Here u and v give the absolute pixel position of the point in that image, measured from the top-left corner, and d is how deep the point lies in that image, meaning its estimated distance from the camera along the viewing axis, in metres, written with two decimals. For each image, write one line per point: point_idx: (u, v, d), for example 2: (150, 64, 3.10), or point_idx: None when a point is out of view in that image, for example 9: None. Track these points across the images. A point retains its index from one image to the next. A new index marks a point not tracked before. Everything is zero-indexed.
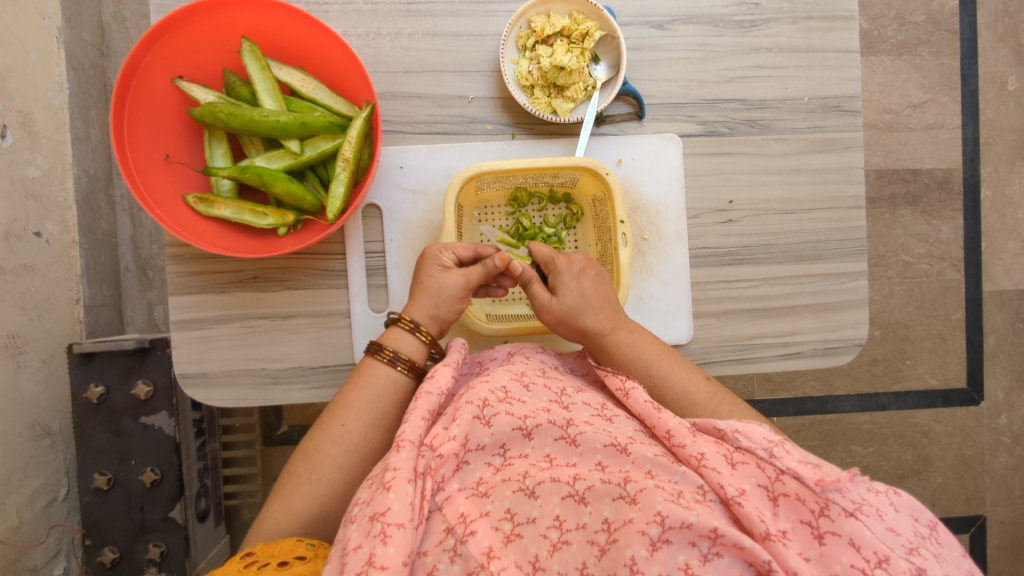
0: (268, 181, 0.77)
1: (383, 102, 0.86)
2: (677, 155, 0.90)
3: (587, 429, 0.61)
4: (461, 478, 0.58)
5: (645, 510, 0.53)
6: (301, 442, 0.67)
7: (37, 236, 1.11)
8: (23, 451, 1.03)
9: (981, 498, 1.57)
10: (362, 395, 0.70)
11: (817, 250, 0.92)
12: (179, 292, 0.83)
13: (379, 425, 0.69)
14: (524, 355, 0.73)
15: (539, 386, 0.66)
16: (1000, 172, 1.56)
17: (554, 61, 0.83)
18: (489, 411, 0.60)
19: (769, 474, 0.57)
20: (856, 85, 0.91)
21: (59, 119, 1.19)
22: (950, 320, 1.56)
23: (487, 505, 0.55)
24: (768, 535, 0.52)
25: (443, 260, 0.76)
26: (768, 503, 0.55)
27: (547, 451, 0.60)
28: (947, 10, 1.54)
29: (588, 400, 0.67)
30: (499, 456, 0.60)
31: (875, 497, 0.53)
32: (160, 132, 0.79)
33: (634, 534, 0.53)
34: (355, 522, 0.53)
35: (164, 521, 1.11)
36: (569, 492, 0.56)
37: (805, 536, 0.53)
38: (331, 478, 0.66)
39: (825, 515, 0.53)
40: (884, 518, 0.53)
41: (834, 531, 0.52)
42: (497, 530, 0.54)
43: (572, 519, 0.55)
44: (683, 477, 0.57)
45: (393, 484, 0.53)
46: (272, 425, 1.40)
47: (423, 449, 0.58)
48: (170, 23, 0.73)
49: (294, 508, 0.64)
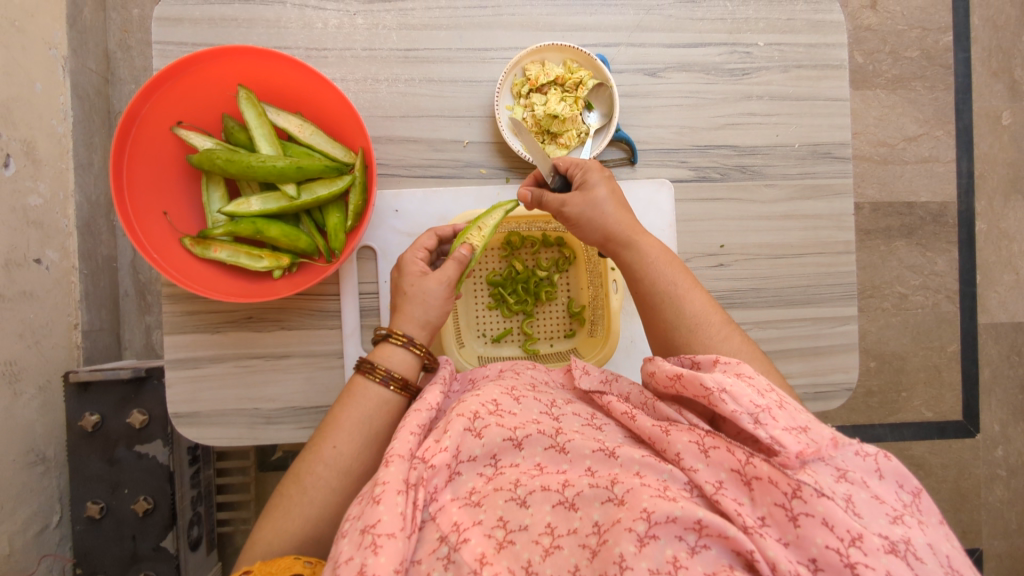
0: (262, 227, 0.79)
1: (379, 146, 0.88)
2: (669, 202, 0.91)
3: (576, 436, 0.62)
4: (453, 488, 0.59)
5: (632, 508, 0.54)
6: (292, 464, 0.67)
7: (37, 263, 1.12)
8: (18, 479, 1.03)
9: (977, 532, 1.57)
10: (353, 415, 0.69)
11: (807, 294, 0.93)
12: (174, 332, 0.84)
13: (372, 444, 0.69)
14: (515, 371, 0.73)
15: (529, 398, 0.67)
16: (995, 206, 1.58)
17: (547, 110, 0.85)
18: (480, 423, 0.61)
19: (740, 456, 0.54)
20: (846, 132, 0.93)
21: (62, 147, 1.21)
22: (946, 352, 1.56)
23: (480, 514, 0.57)
24: (748, 527, 0.51)
25: (417, 265, 0.76)
26: (744, 491, 0.53)
27: (538, 460, 0.61)
28: (941, 45, 1.56)
29: (578, 410, 0.67)
30: (491, 467, 0.61)
31: (859, 463, 0.51)
32: (158, 179, 0.80)
33: (622, 531, 0.53)
34: (346, 536, 0.54)
35: (155, 551, 1.11)
36: (559, 500, 0.57)
37: (781, 520, 0.50)
38: (323, 500, 0.66)
39: (797, 496, 0.49)
40: (868, 487, 0.50)
41: (807, 511, 0.49)
42: (490, 537, 0.55)
43: (563, 525, 0.56)
44: (670, 475, 0.56)
45: (382, 497, 0.54)
46: (266, 452, 1.41)
47: (416, 461, 0.58)
48: (170, 73, 0.75)
49: (286, 530, 0.64)
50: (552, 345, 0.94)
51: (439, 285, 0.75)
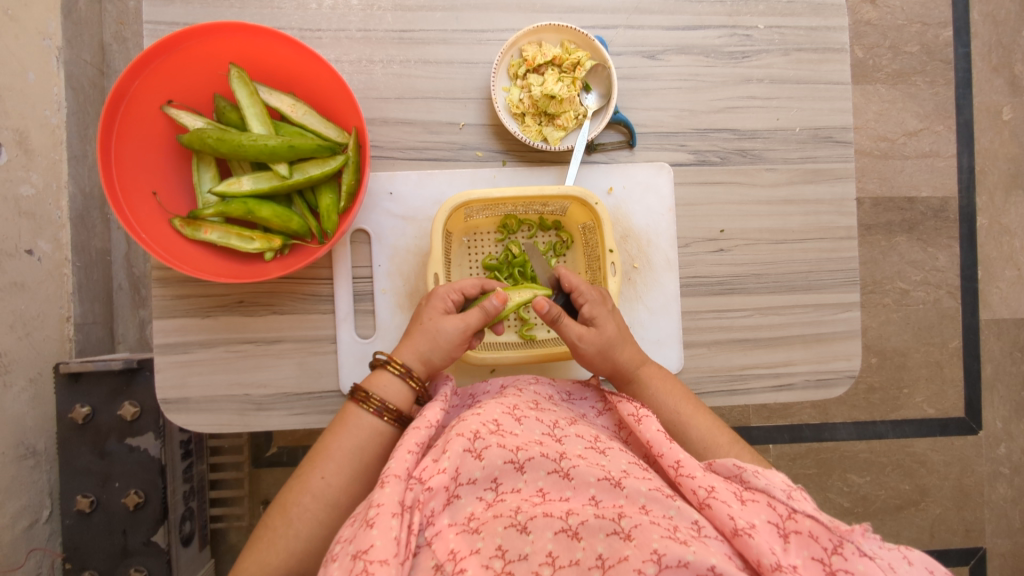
0: (254, 208, 0.78)
1: (374, 128, 0.86)
2: (668, 185, 0.90)
3: (581, 463, 0.64)
4: (451, 512, 0.60)
5: (641, 547, 0.56)
6: (279, 495, 0.66)
7: (29, 254, 1.11)
8: (6, 472, 1.01)
9: (981, 530, 1.55)
10: (344, 446, 0.69)
11: (808, 280, 0.91)
12: (163, 316, 0.83)
13: (361, 476, 0.69)
14: (517, 388, 0.76)
15: (531, 419, 0.69)
16: (996, 201, 1.56)
17: (544, 90, 0.83)
18: (481, 444, 0.63)
19: (781, 512, 0.60)
20: (847, 116, 0.91)
21: (56, 138, 1.19)
22: (947, 348, 1.55)
23: (478, 542, 0.57)
24: (778, 565, 0.55)
25: (444, 304, 0.76)
26: (778, 539, 0.58)
27: (540, 485, 0.63)
28: (941, 40, 1.55)
29: (580, 433, 0.70)
30: (490, 491, 0.62)
31: (887, 552, 0.56)
32: (148, 158, 0.79)
33: (630, 571, 0.55)
34: (337, 560, 0.55)
35: (146, 545, 1.09)
36: (563, 527, 0.59)
37: (816, 572, 0.57)
38: (308, 533, 0.65)
39: (838, 553, 0.57)
40: (897, 572, 0.56)
41: (846, 568, 0.56)
42: (487, 568, 0.55)
43: (566, 555, 0.57)
44: (677, 512, 0.61)
45: (376, 520, 0.55)
46: (261, 447, 1.40)
47: (412, 482, 0.59)
48: (160, 49, 0.74)
49: (268, 564, 0.63)
50: (549, 331, 0.92)
51: (456, 328, 0.75)
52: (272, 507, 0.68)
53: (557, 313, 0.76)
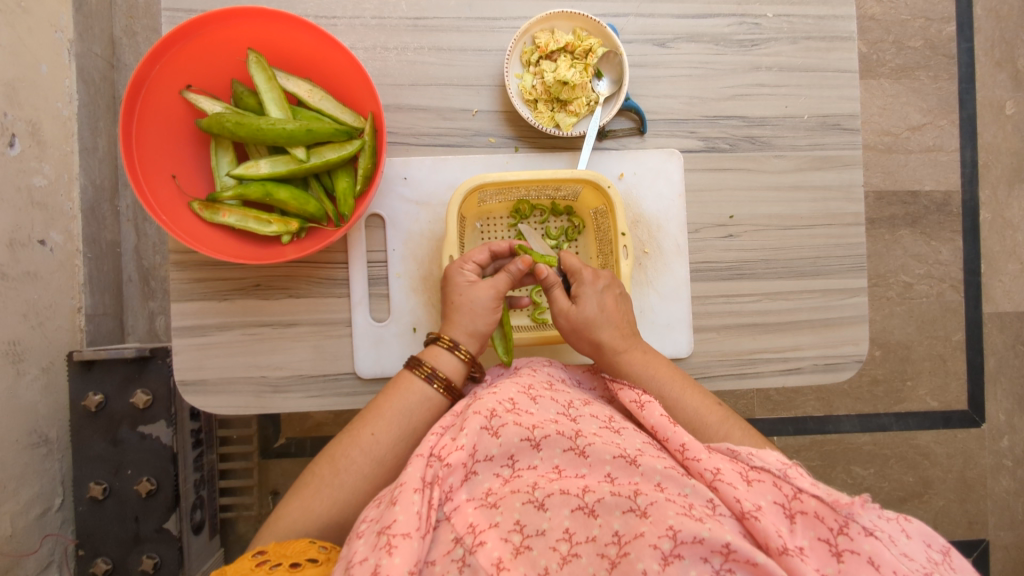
0: (271, 190, 0.79)
1: (388, 114, 0.87)
2: (678, 171, 0.91)
3: (596, 440, 0.65)
4: (469, 488, 0.62)
5: (657, 524, 0.57)
6: (329, 445, 0.69)
7: (41, 245, 1.12)
8: (20, 460, 1.02)
9: (983, 522, 1.56)
10: (396, 406, 0.71)
11: (816, 266, 0.92)
12: (181, 299, 0.84)
13: (407, 439, 0.71)
14: (530, 368, 0.77)
15: (546, 399, 0.70)
16: (999, 196, 1.57)
17: (557, 76, 0.85)
18: (497, 422, 0.64)
19: (786, 491, 0.61)
20: (855, 104, 0.93)
21: (67, 130, 1.20)
22: (951, 341, 1.56)
23: (496, 516, 0.59)
24: (785, 549, 0.56)
25: (467, 274, 0.78)
26: (784, 520, 0.60)
27: (556, 462, 0.64)
28: (944, 35, 1.56)
29: (595, 412, 0.70)
30: (507, 468, 0.63)
31: (887, 524, 0.57)
32: (167, 143, 0.80)
33: (646, 547, 0.56)
34: (362, 537, 0.57)
35: (158, 532, 1.10)
36: (579, 505, 0.60)
37: (823, 553, 0.57)
38: (353, 485, 0.68)
39: (844, 533, 0.57)
40: (898, 544, 0.57)
41: (853, 549, 0.56)
42: (506, 541, 0.58)
43: (582, 532, 0.59)
44: (693, 490, 0.62)
45: (399, 498, 0.57)
46: (270, 438, 1.41)
47: (433, 459, 0.62)
48: (179, 35, 0.75)
49: (313, 510, 0.66)
50: None
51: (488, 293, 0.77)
52: (318, 457, 0.71)
53: (552, 282, 0.81)
